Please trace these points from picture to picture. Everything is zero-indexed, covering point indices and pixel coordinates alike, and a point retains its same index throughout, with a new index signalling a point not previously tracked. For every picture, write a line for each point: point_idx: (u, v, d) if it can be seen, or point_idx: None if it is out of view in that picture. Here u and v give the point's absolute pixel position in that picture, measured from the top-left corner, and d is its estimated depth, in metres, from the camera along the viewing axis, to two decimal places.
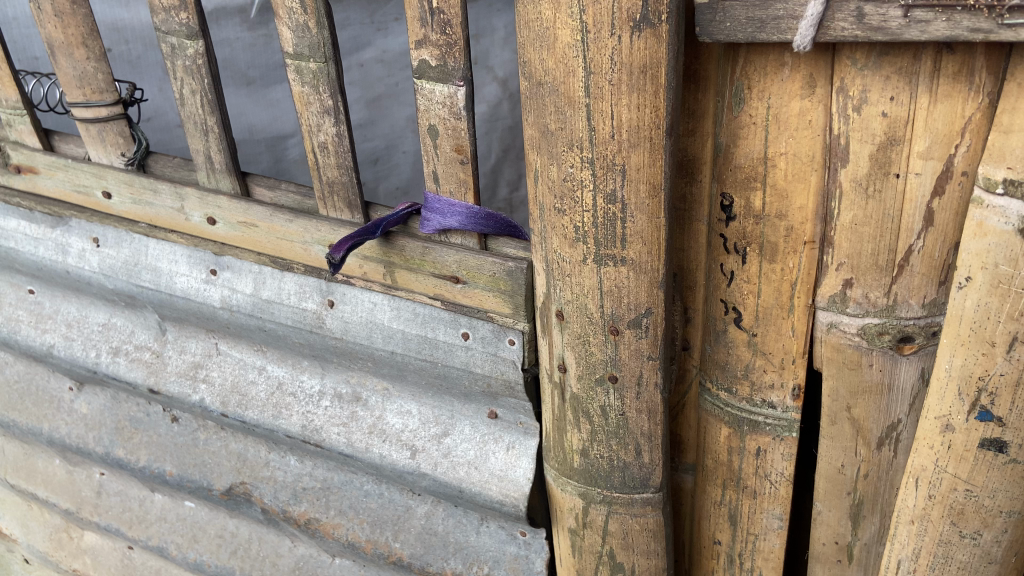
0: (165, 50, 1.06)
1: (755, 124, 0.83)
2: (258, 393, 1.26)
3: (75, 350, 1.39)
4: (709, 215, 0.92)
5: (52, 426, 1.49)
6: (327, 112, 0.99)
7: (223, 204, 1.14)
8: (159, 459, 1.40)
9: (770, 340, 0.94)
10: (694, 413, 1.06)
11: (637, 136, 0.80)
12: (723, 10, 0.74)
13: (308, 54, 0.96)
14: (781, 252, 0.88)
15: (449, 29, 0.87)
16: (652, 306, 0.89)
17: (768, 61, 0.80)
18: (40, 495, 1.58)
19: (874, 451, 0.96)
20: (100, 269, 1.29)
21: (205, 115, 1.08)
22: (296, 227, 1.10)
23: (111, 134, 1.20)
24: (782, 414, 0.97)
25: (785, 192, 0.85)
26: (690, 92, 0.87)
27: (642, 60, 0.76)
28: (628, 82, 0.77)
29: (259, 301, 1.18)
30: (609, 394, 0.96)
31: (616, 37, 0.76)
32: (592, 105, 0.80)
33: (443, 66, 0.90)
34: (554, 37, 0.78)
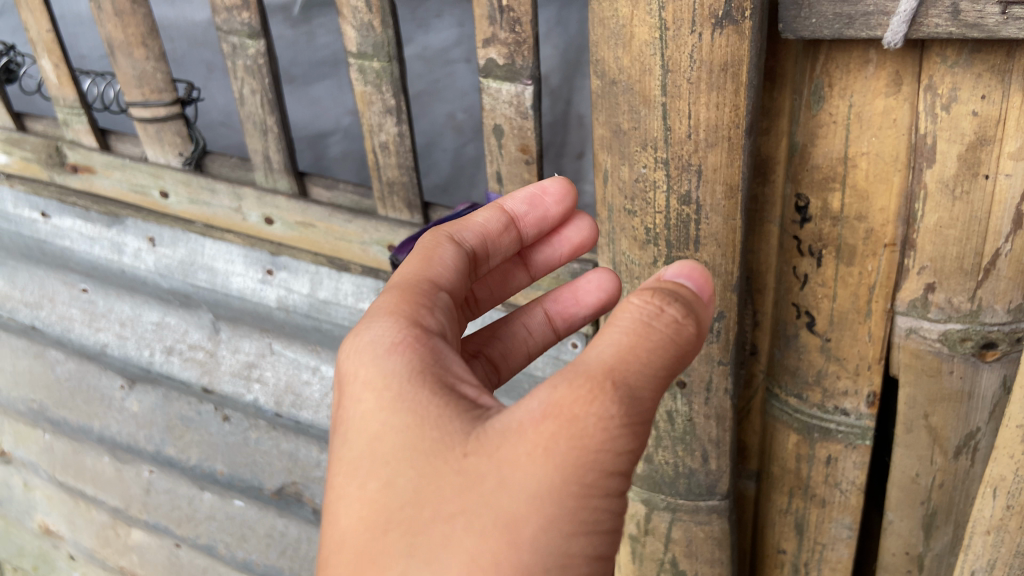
0: (226, 50, 1.05)
1: (835, 123, 0.81)
2: (313, 394, 1.25)
3: (129, 348, 1.41)
4: (782, 217, 0.90)
5: (103, 424, 1.49)
6: (390, 111, 0.98)
7: (281, 205, 1.14)
8: (210, 458, 1.39)
9: (845, 346, 0.91)
10: (759, 419, 1.04)
11: (715, 135, 0.77)
12: (809, 6, 0.72)
13: (372, 53, 0.95)
14: (860, 255, 0.85)
15: (519, 27, 0.85)
16: (725, 310, 0.87)
17: (851, 58, 0.77)
18: (89, 492, 1.58)
19: (951, 460, 0.93)
20: (156, 268, 1.31)
21: (264, 115, 1.07)
22: (354, 227, 1.09)
23: (168, 134, 1.20)
24: (855, 421, 0.94)
25: (866, 193, 0.82)
26: (766, 91, 0.85)
27: (723, 58, 0.73)
28: (707, 80, 0.75)
29: (315, 302, 1.18)
30: (677, 399, 0.94)
31: (697, 33, 0.73)
32: (668, 104, 0.77)
33: (511, 65, 0.88)
34: (631, 35, 0.76)
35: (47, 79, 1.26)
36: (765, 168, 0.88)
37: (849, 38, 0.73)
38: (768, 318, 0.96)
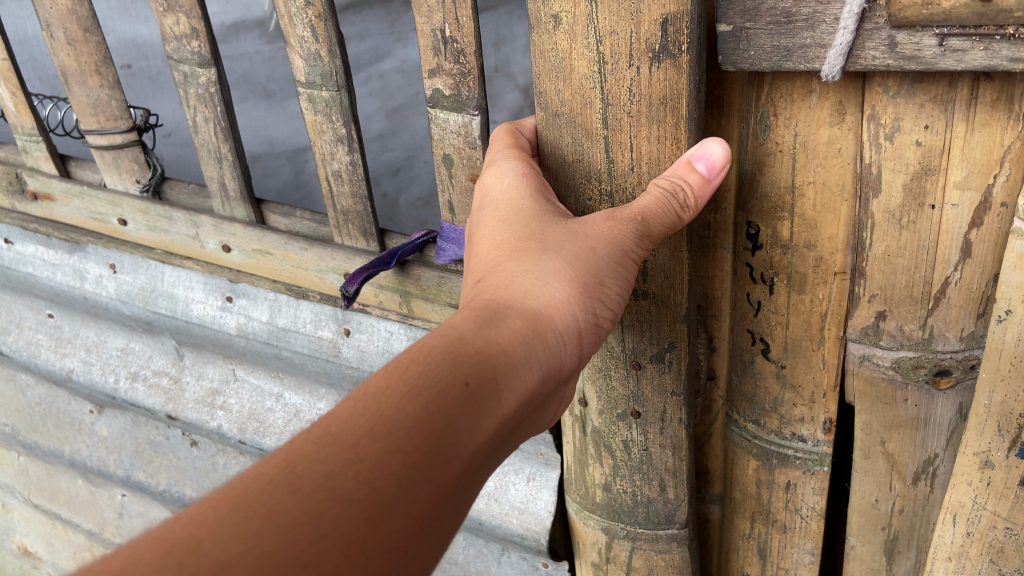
0: (177, 77, 1.07)
1: (781, 152, 0.80)
2: (276, 420, 1.25)
3: (94, 374, 1.40)
4: (735, 243, 0.89)
5: (74, 448, 1.48)
6: (341, 140, 0.98)
7: (238, 232, 1.15)
8: (179, 483, 1.38)
9: (800, 372, 0.90)
10: (720, 444, 1.04)
11: (658, 169, 0.77)
12: (748, 38, 0.71)
13: (320, 83, 0.94)
14: (811, 282, 0.85)
15: (463, 58, 0.84)
16: (676, 341, 0.85)
17: (795, 87, 0.76)
18: (64, 515, 1.57)
19: (910, 486, 0.92)
20: (118, 295, 1.32)
21: (218, 142, 1.08)
22: (310, 254, 1.09)
23: (125, 161, 1.22)
24: (812, 447, 0.93)
25: (815, 222, 0.82)
26: (713, 119, 0.83)
27: (662, 92, 0.72)
28: (647, 114, 0.74)
29: (275, 329, 1.18)
30: (632, 428, 0.93)
31: (635, 68, 0.72)
32: (609, 137, 0.77)
33: (457, 96, 0.87)
34: (570, 68, 0.75)
35: (5, 107, 1.27)
36: (716, 195, 0.87)
37: (789, 69, 0.73)
38: (726, 343, 0.96)
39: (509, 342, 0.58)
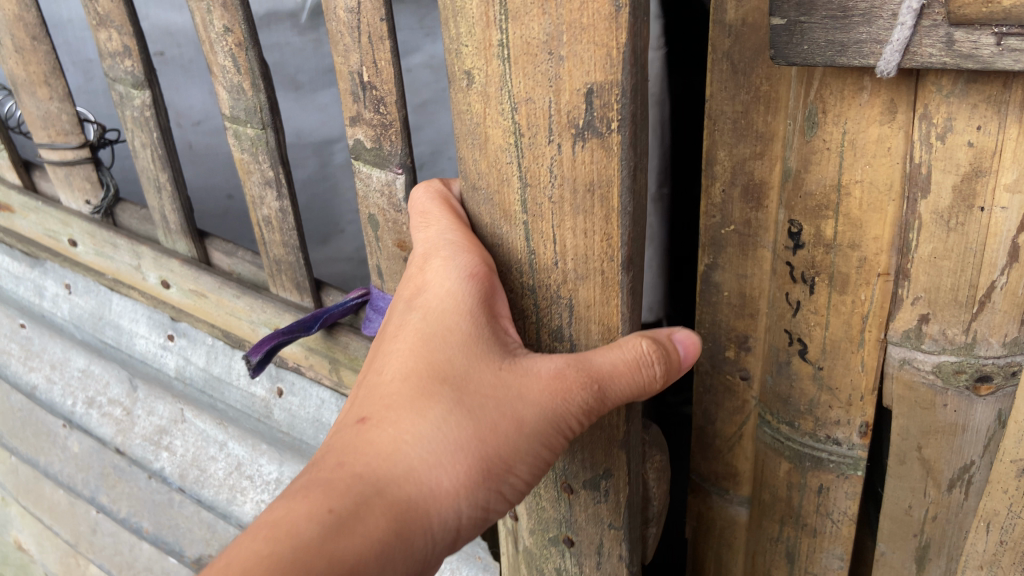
0: (116, 97, 1.29)
1: (828, 150, 0.79)
2: (216, 471, 1.49)
3: (56, 392, 1.73)
4: (775, 242, 0.89)
5: (48, 459, 1.76)
6: (269, 184, 1.16)
7: (175, 269, 1.40)
8: (137, 513, 1.60)
9: (837, 374, 0.89)
10: (751, 445, 1.03)
11: (587, 267, 0.71)
12: (802, 32, 0.71)
13: (245, 119, 1.11)
14: (853, 283, 0.83)
15: (384, 108, 0.92)
16: (612, 469, 0.82)
17: (846, 84, 0.76)
18: (47, 521, 1.79)
19: (944, 493, 0.90)
20: (71, 313, 1.69)
21: (157, 172, 1.33)
22: (242, 304, 1.33)
23: (78, 179, 1.51)
24: (847, 451, 0.92)
25: (859, 222, 0.80)
26: (760, 115, 0.84)
27: (586, 177, 0.66)
28: (570, 201, 0.68)
29: (210, 378, 1.47)
30: (564, 555, 0.93)
31: (555, 144, 0.66)
32: (529, 223, 0.71)
33: (379, 150, 0.96)
34: (486, 136, 0.69)
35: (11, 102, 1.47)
36: (759, 193, 0.88)
37: (844, 64, 0.72)
38: (762, 343, 0.95)
39: (365, 549, 0.61)
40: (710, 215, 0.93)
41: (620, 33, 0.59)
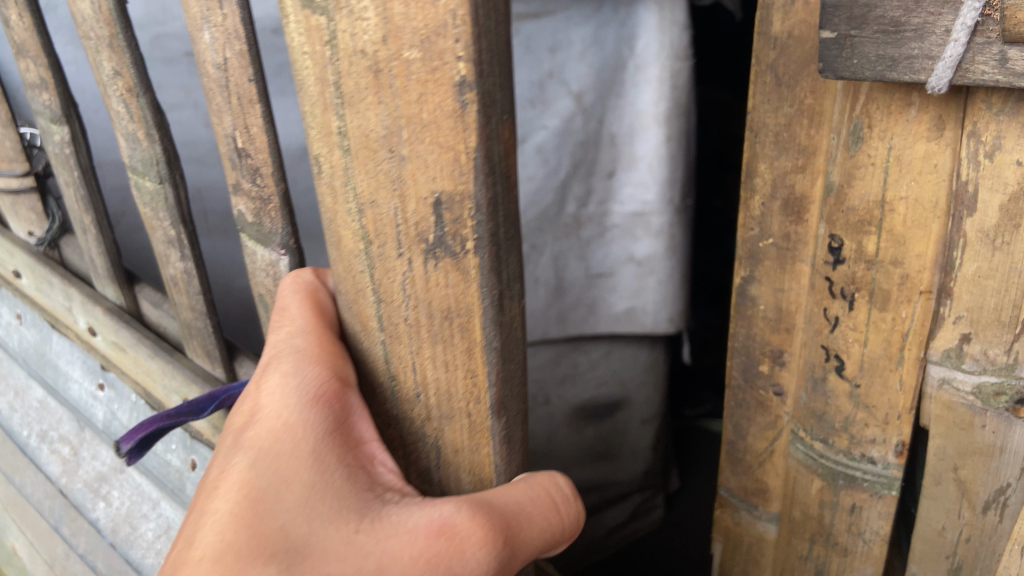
0: (42, 132, 1.20)
1: (873, 165, 0.79)
2: (146, 531, 1.31)
3: (19, 420, 1.63)
4: (814, 256, 0.88)
5: (22, 479, 1.61)
6: (172, 244, 1.06)
7: (100, 315, 1.31)
8: (94, 552, 1.41)
9: (875, 393, 0.87)
10: (782, 462, 1.02)
11: (450, 406, 0.52)
12: (851, 46, 0.70)
13: (144, 171, 1.01)
14: (894, 300, 0.82)
15: (261, 179, 0.72)
16: None
17: (893, 100, 0.75)
18: (28, 535, 1.66)
19: (979, 515, 0.88)
20: (20, 341, 1.64)
21: (82, 215, 1.23)
22: (156, 363, 1.21)
23: (24, 209, 1.43)
24: (881, 470, 0.90)
25: (903, 238, 0.79)
26: (803, 128, 0.83)
27: (444, 302, 0.47)
28: (427, 328, 0.49)
29: None
30: None
31: (406, 258, 0.48)
32: (387, 343, 0.53)
33: (261, 227, 0.77)
34: (337, 236, 0.51)
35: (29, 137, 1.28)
36: (800, 206, 0.87)
37: (895, 79, 0.71)
38: (797, 358, 0.94)
39: None
40: (749, 227, 0.93)
41: (469, 135, 0.41)
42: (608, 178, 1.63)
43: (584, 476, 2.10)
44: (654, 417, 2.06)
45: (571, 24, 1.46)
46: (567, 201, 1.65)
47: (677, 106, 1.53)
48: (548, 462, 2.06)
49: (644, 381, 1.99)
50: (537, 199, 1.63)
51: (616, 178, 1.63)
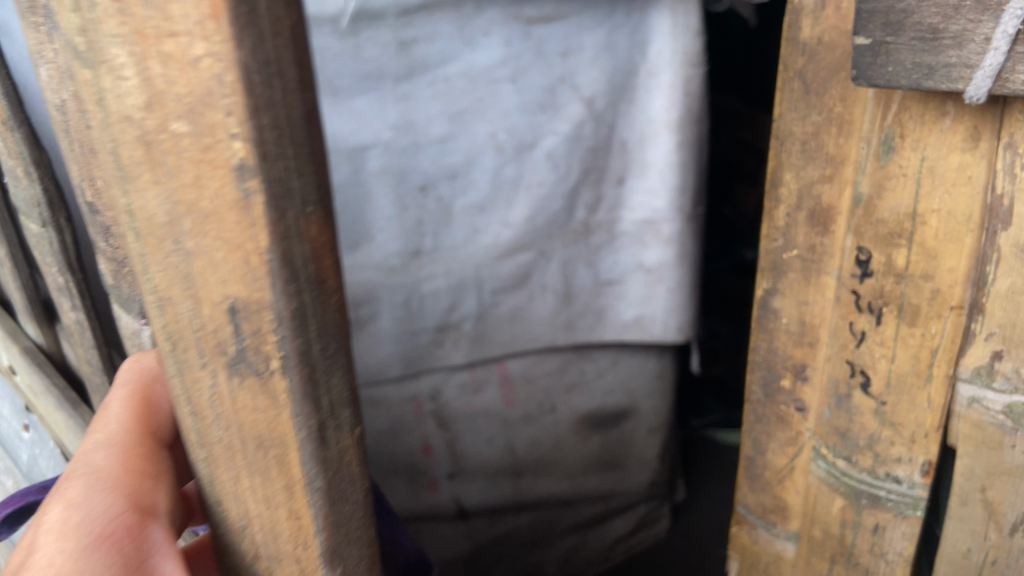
0: None
1: (904, 176, 0.76)
2: None
3: None
4: (840, 269, 0.85)
5: None
6: (63, 288, 1.31)
7: (16, 355, 1.52)
8: None
9: (901, 411, 0.85)
10: (802, 479, 0.99)
11: (275, 544, 0.49)
12: (887, 53, 0.68)
13: (29, 215, 1.26)
14: (924, 315, 0.79)
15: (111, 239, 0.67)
16: None
17: (927, 109, 0.72)
18: None
19: (1006, 538, 0.85)
20: None
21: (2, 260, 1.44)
22: (62, 407, 1.40)
23: None
24: (907, 490, 0.87)
25: (934, 252, 0.76)
26: (832, 137, 0.81)
27: (256, 428, 0.45)
28: (243, 454, 0.46)
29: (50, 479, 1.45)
30: None
31: (210, 371, 0.44)
32: (208, 464, 0.48)
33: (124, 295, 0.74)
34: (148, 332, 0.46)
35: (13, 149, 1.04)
36: (826, 217, 0.85)
37: (930, 89, 0.68)
38: (819, 373, 0.92)
39: None
40: (772, 237, 0.90)
41: (258, 232, 0.38)
42: (617, 185, 1.66)
43: (590, 486, 2.04)
44: (664, 426, 2.03)
45: (584, 28, 1.49)
46: (575, 207, 1.66)
47: (689, 112, 1.59)
48: (554, 472, 1.98)
49: (651, 393, 1.97)
50: (545, 205, 1.62)
51: (626, 184, 1.67)
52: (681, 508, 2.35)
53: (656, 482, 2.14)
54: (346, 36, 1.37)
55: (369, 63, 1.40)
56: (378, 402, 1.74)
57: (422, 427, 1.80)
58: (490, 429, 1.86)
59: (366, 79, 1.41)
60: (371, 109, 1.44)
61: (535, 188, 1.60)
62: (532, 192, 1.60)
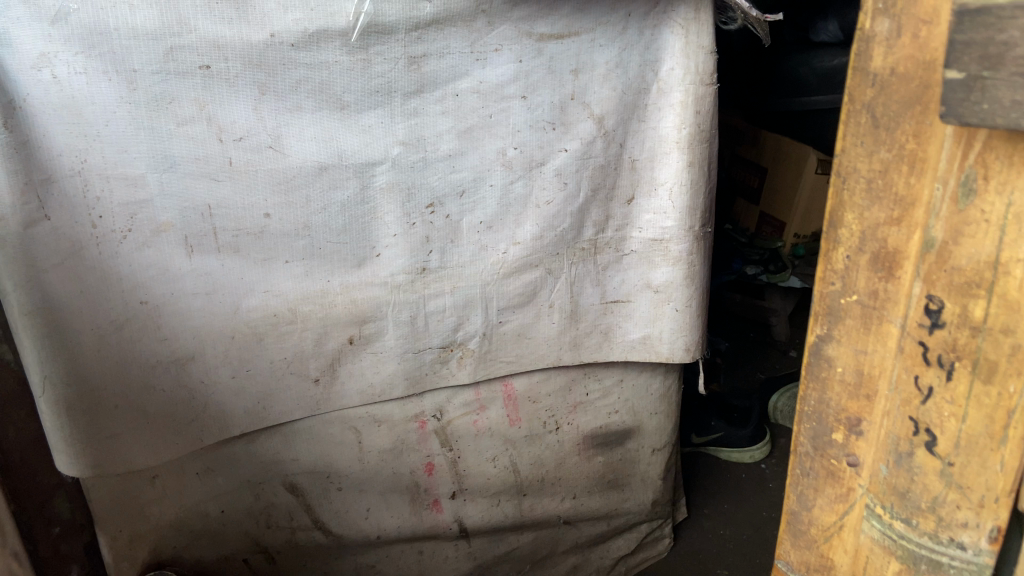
0: None
1: (986, 223, 0.68)
2: None
3: None
4: (905, 317, 0.78)
5: None
6: None
7: None
8: None
9: (970, 474, 0.77)
10: (853, 538, 0.92)
11: None
12: (983, 89, 0.61)
13: None
14: (1002, 373, 0.71)
15: None
16: None
17: (1018, 150, 0.65)
18: None
19: None
20: None
21: None
22: None
23: None
24: (972, 557, 0.79)
25: (1018, 305, 0.69)
26: (902, 176, 0.74)
27: None
28: None
29: None
30: None
31: None
32: None
33: None
34: None
35: None
36: (892, 262, 0.78)
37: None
38: (877, 427, 0.85)
39: None
40: (828, 281, 0.84)
41: None
42: (626, 205, 1.71)
43: (592, 505, 2.15)
44: (665, 447, 2.15)
45: (596, 45, 1.54)
46: (585, 225, 1.71)
47: (700, 131, 1.65)
48: (556, 490, 2.08)
49: (655, 411, 2.08)
50: (554, 223, 1.67)
51: (635, 204, 1.72)
52: (679, 526, 2.51)
53: (656, 503, 2.27)
54: (356, 51, 1.38)
55: (378, 79, 1.42)
56: (378, 421, 1.79)
57: (426, 446, 1.86)
58: (493, 448, 1.94)
59: (375, 93, 1.43)
60: (380, 125, 1.46)
61: (544, 206, 1.65)
62: (540, 210, 1.65)
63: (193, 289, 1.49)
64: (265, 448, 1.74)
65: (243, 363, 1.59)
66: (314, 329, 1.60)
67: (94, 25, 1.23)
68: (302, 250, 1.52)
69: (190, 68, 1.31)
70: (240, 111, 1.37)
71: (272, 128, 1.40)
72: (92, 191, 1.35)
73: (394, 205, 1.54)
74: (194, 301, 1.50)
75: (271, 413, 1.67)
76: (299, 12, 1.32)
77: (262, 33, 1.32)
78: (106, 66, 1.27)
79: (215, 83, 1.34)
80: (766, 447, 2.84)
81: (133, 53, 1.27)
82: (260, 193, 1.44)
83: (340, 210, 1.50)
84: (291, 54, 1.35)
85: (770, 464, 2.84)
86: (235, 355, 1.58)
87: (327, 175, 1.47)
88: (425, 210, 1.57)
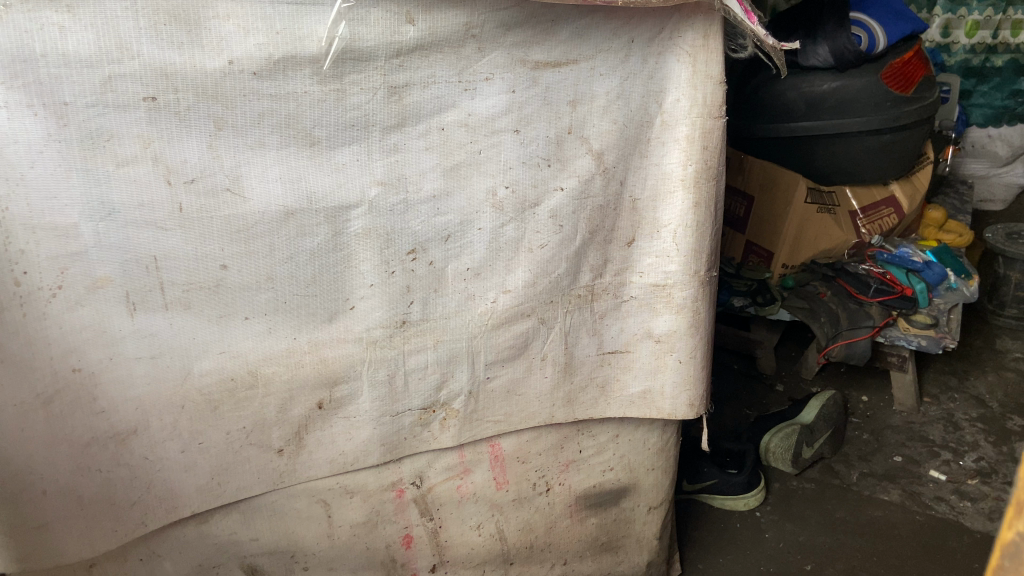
0: None
1: None
2: None
3: None
4: None
5: None
6: None
7: None
8: None
9: None
10: None
11: None
12: None
13: None
14: None
15: None
16: None
17: None
18: None
19: None
20: None
21: None
22: None
23: None
24: None
25: None
26: None
27: None
28: None
29: None
30: None
31: None
32: None
33: None
34: None
35: None
36: None
37: None
38: None
39: None
40: None
41: None
42: (626, 247, 1.39)
43: (585, 572, 1.79)
44: (664, 504, 1.78)
45: (595, 75, 1.23)
46: (581, 271, 1.39)
47: (708, 168, 1.33)
48: (546, 556, 1.74)
49: (652, 466, 1.71)
50: (547, 269, 1.36)
51: (635, 246, 1.39)
52: None
53: (653, 565, 1.88)
54: (328, 81, 1.10)
55: (354, 112, 1.13)
56: (350, 493, 1.47)
57: (404, 517, 1.54)
58: (478, 515, 1.61)
59: (349, 128, 1.14)
60: (355, 163, 1.17)
61: (537, 249, 1.33)
62: (534, 254, 1.34)
63: (136, 353, 1.19)
64: (220, 528, 1.42)
65: (194, 436, 1.29)
66: (278, 395, 1.30)
67: (15, 49, 0.95)
68: (264, 304, 1.22)
69: (131, 100, 1.02)
70: (193, 148, 1.08)
71: (231, 168, 1.11)
72: (13, 243, 1.07)
73: (370, 251, 1.24)
74: (136, 366, 1.20)
75: (226, 489, 1.36)
76: (263, 35, 1.04)
77: (218, 59, 1.04)
78: (33, 99, 0.99)
79: (163, 118, 1.05)
80: (761, 493, 2.38)
81: (65, 81, 0.99)
82: (215, 242, 1.15)
83: (308, 259, 1.21)
84: (253, 84, 1.07)
85: (764, 512, 2.38)
86: (185, 427, 1.27)
87: (295, 222, 1.18)
88: (406, 257, 1.27)
